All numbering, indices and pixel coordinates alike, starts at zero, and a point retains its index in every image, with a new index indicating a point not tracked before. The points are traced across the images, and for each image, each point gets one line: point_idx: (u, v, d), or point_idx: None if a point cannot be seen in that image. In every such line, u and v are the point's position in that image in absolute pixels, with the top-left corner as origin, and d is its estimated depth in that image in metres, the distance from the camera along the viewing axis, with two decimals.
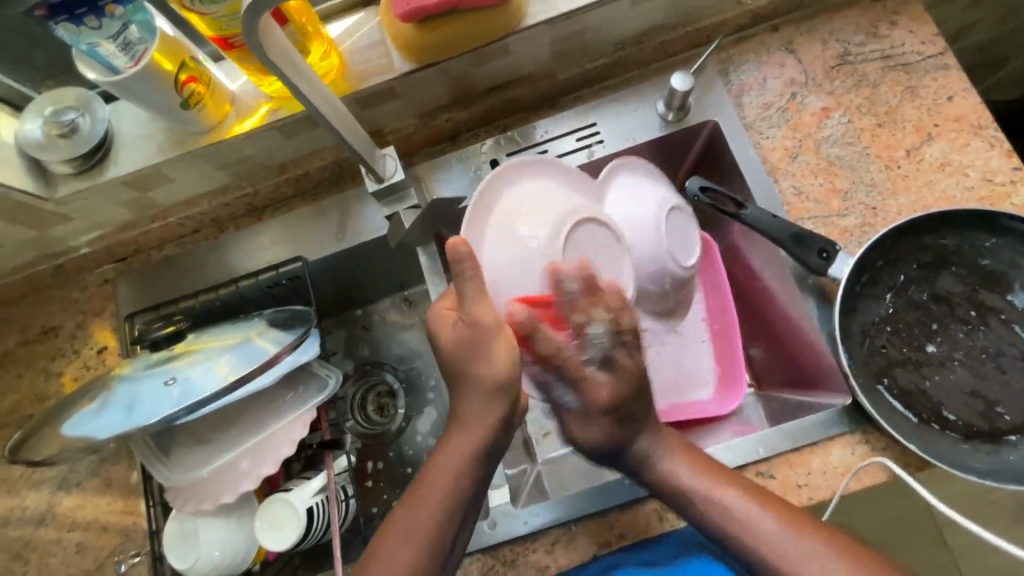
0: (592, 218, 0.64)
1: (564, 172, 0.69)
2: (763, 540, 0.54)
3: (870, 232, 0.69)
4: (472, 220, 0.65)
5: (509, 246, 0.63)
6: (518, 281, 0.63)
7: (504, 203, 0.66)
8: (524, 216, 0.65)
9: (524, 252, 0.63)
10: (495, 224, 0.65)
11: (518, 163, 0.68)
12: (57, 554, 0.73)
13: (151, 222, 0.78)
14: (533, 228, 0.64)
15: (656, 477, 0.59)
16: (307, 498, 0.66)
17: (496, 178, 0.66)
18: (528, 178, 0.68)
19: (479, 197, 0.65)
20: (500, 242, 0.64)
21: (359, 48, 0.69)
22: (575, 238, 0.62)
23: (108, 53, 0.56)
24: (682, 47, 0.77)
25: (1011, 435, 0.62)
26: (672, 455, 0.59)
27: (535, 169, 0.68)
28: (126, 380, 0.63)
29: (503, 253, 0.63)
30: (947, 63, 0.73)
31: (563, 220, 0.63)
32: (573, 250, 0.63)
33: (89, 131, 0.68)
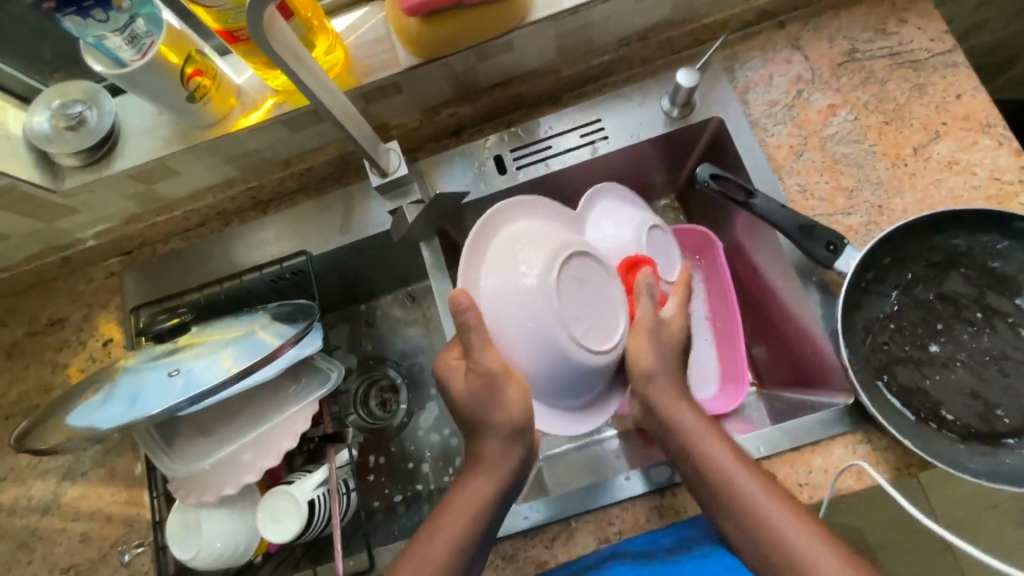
0: (582, 252, 0.63)
1: (548, 210, 0.70)
2: (768, 534, 0.53)
3: (875, 231, 0.68)
4: (468, 260, 0.65)
5: (503, 285, 0.63)
6: (515, 324, 0.62)
7: (497, 244, 0.67)
8: (518, 252, 0.65)
9: (518, 292, 0.62)
10: (489, 266, 0.65)
11: (514, 201, 0.68)
12: (62, 543, 0.74)
13: (156, 216, 0.79)
14: (525, 265, 0.63)
15: (684, 454, 0.59)
16: (309, 491, 0.66)
17: (488, 220, 0.67)
18: (518, 216, 0.68)
19: (470, 242, 0.65)
20: (495, 279, 0.64)
21: (363, 42, 0.69)
22: (566, 273, 0.62)
23: (115, 46, 0.57)
24: (687, 43, 0.77)
25: (1009, 438, 0.61)
26: (707, 435, 0.59)
27: (524, 209, 0.68)
28: (131, 371, 0.63)
29: (498, 296, 0.63)
30: (956, 61, 0.72)
31: (554, 256, 0.63)
32: (566, 287, 0.62)
33: (96, 124, 0.68)
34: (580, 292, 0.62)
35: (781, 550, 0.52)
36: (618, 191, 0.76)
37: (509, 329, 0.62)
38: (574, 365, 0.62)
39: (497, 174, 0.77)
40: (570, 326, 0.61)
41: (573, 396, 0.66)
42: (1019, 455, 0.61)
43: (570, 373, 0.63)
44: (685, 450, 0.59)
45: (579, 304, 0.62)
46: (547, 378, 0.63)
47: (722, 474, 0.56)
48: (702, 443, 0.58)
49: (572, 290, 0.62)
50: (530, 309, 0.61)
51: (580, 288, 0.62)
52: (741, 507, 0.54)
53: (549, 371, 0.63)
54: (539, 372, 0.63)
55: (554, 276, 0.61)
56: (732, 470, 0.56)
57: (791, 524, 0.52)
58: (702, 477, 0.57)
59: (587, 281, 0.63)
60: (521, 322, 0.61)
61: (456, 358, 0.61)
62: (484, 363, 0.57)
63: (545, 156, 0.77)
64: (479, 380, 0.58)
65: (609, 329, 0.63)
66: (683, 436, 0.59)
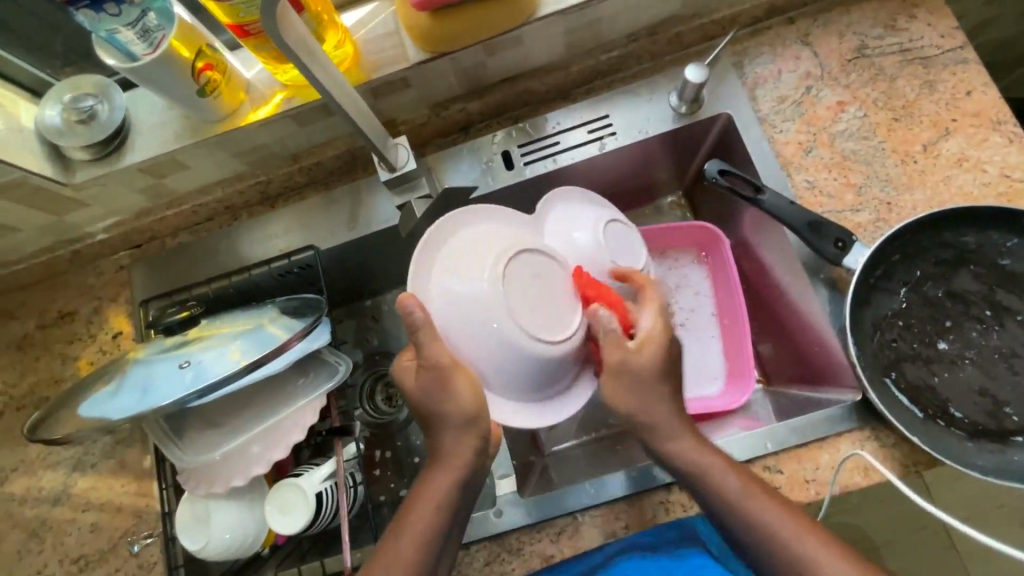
0: (529, 249, 0.62)
1: (496, 213, 0.66)
2: (790, 559, 0.52)
3: (884, 227, 0.68)
4: (416, 269, 0.62)
5: (453, 291, 0.61)
6: (470, 326, 0.60)
7: (447, 248, 0.63)
8: (470, 255, 0.62)
9: (470, 293, 0.60)
10: (441, 271, 0.62)
11: (462, 209, 0.65)
12: (72, 534, 0.74)
13: (166, 210, 0.79)
14: (476, 267, 0.61)
15: (694, 487, 0.57)
16: (317, 483, 0.67)
17: (435, 230, 0.64)
18: (468, 219, 0.65)
19: (418, 251, 0.62)
20: (444, 286, 0.61)
21: (373, 37, 0.69)
22: (515, 272, 0.60)
23: (127, 40, 0.57)
24: (696, 39, 0.77)
25: (1018, 436, 0.61)
26: (714, 464, 0.57)
27: (473, 215, 0.65)
28: (142, 362, 0.64)
29: (449, 303, 0.60)
30: (967, 57, 0.72)
31: (502, 252, 0.61)
32: (516, 283, 0.60)
33: (107, 118, 0.69)
34: (530, 287, 0.61)
35: (769, 543, 0.53)
36: (575, 194, 0.72)
37: (464, 336, 0.60)
38: (535, 360, 0.61)
39: (505, 169, 0.77)
40: (526, 321, 0.60)
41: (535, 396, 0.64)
42: None
43: (529, 373, 0.61)
44: (694, 484, 0.57)
45: (531, 300, 0.61)
46: (509, 378, 0.61)
47: (736, 504, 0.55)
48: (709, 475, 0.56)
49: (523, 287, 0.61)
50: (483, 309, 0.59)
51: (532, 282, 0.61)
52: (760, 538, 0.54)
53: (510, 370, 0.61)
54: (499, 371, 0.61)
55: (503, 274, 0.60)
56: (747, 502, 0.55)
57: (784, 524, 0.53)
58: (719, 509, 0.56)
59: (538, 276, 0.62)
60: (475, 323, 0.59)
61: (409, 360, 0.61)
62: (432, 357, 0.57)
63: (553, 151, 0.77)
64: (426, 374, 0.58)
65: (562, 325, 0.62)
66: (690, 470, 0.57)
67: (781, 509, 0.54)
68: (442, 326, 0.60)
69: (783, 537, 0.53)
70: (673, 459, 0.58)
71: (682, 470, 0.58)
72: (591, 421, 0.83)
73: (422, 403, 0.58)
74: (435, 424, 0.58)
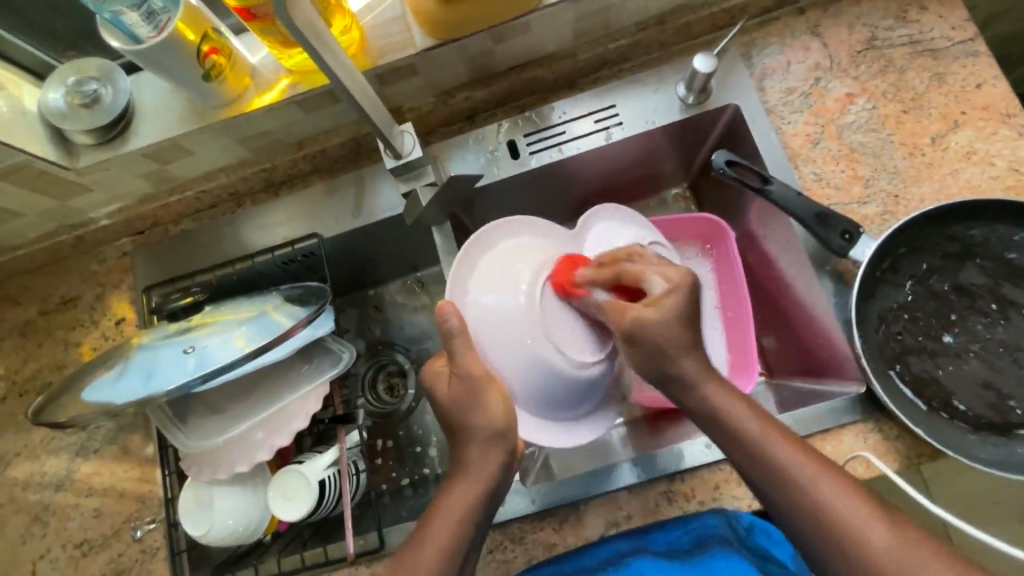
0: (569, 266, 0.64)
1: (536, 227, 0.69)
2: (815, 508, 0.50)
3: (891, 220, 0.68)
4: (457, 277, 0.65)
5: (490, 299, 0.63)
6: (505, 334, 0.61)
7: (487, 258, 0.66)
8: (509, 267, 0.65)
9: (505, 304, 0.62)
10: (480, 280, 0.65)
11: (504, 221, 0.68)
12: (75, 518, 0.75)
13: (169, 195, 0.79)
14: (513, 279, 0.64)
15: (745, 460, 0.54)
16: (320, 470, 0.67)
17: (477, 239, 0.67)
18: (510, 233, 0.68)
19: (459, 261, 0.66)
20: (481, 295, 0.64)
21: (380, 23, 0.69)
22: (554, 288, 0.62)
23: (133, 22, 0.56)
24: (705, 29, 0.76)
25: (1021, 429, 0.61)
26: (774, 439, 0.53)
27: (514, 229, 0.68)
28: (147, 347, 0.64)
29: (487, 311, 0.63)
30: (977, 50, 0.71)
31: (538, 268, 0.64)
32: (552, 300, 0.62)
33: (110, 102, 0.68)
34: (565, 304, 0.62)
35: (794, 490, 0.51)
36: (614, 212, 0.74)
37: (497, 344, 0.61)
38: (561, 376, 0.62)
39: (510, 159, 0.77)
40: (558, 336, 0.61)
41: (564, 410, 0.65)
42: None
43: (557, 387, 0.62)
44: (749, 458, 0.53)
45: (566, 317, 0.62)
46: (534, 393, 0.62)
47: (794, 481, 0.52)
48: (767, 449, 0.53)
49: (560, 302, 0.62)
50: (518, 321, 0.61)
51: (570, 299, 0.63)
52: (818, 517, 0.50)
53: (536, 383, 0.62)
54: (526, 385, 0.62)
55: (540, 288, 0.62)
56: (789, 461, 0.52)
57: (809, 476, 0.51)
58: (754, 466, 0.53)
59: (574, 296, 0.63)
60: (507, 334, 0.61)
61: (442, 365, 0.62)
62: (466, 366, 0.58)
63: (559, 141, 0.77)
64: (460, 383, 0.58)
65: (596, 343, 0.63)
66: (747, 447, 0.53)
67: (839, 485, 0.51)
68: (475, 331, 0.62)
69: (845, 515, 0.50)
70: (725, 431, 0.55)
71: (735, 446, 0.54)
72: None
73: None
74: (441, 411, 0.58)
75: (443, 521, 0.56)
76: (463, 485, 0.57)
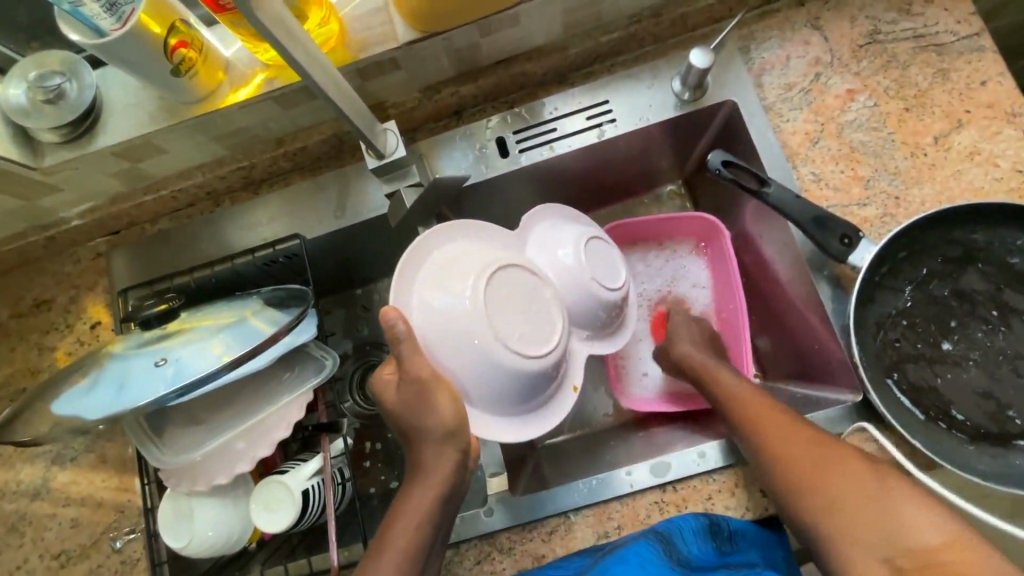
0: (513, 266, 0.62)
1: (476, 228, 0.65)
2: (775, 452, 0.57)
3: (891, 223, 0.66)
4: (400, 282, 0.61)
5: (438, 304, 0.60)
6: (457, 339, 0.59)
7: (430, 264, 0.62)
8: (455, 270, 0.61)
9: (456, 308, 0.59)
10: (423, 285, 0.61)
11: (447, 225, 0.64)
12: (52, 528, 0.73)
13: (144, 195, 0.76)
14: (461, 282, 0.60)
15: (767, 440, 0.58)
16: (304, 480, 0.65)
17: (420, 242, 0.63)
18: (452, 236, 0.64)
19: (401, 266, 0.61)
20: (427, 300, 0.60)
21: (360, 14, 0.65)
22: (496, 290, 0.60)
23: (93, 13, 0.52)
24: (702, 21, 0.73)
25: (1020, 440, 0.60)
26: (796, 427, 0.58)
27: (458, 231, 0.64)
28: (118, 357, 0.61)
29: (436, 317, 0.59)
30: (983, 45, 0.68)
31: (483, 268, 0.61)
32: (500, 298, 0.60)
33: (76, 98, 0.65)
34: (512, 300, 0.60)
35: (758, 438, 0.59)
36: (554, 214, 0.71)
37: (450, 349, 0.59)
38: (516, 376, 0.60)
39: (499, 157, 0.74)
40: (509, 333, 0.59)
41: (523, 407, 0.63)
42: None
43: (514, 386, 0.61)
44: (776, 443, 0.58)
45: (514, 313, 0.60)
46: (492, 391, 0.61)
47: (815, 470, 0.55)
48: (755, 418, 0.61)
49: (507, 302, 0.60)
50: (466, 326, 0.59)
51: (516, 298, 0.61)
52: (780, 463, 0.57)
53: (493, 384, 0.60)
54: (483, 387, 0.60)
55: (485, 288, 0.59)
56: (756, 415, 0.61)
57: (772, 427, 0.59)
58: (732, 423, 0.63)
59: (520, 290, 0.61)
60: (456, 340, 0.59)
61: (391, 372, 0.61)
62: (414, 371, 0.56)
63: (550, 138, 0.74)
64: (408, 387, 0.57)
65: (548, 339, 0.61)
66: (768, 442, 0.58)
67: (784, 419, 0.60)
68: (424, 342, 0.59)
69: (785, 439, 0.58)
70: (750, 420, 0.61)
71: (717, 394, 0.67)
72: (583, 417, 0.83)
73: (413, 402, 0.57)
74: (425, 425, 0.57)
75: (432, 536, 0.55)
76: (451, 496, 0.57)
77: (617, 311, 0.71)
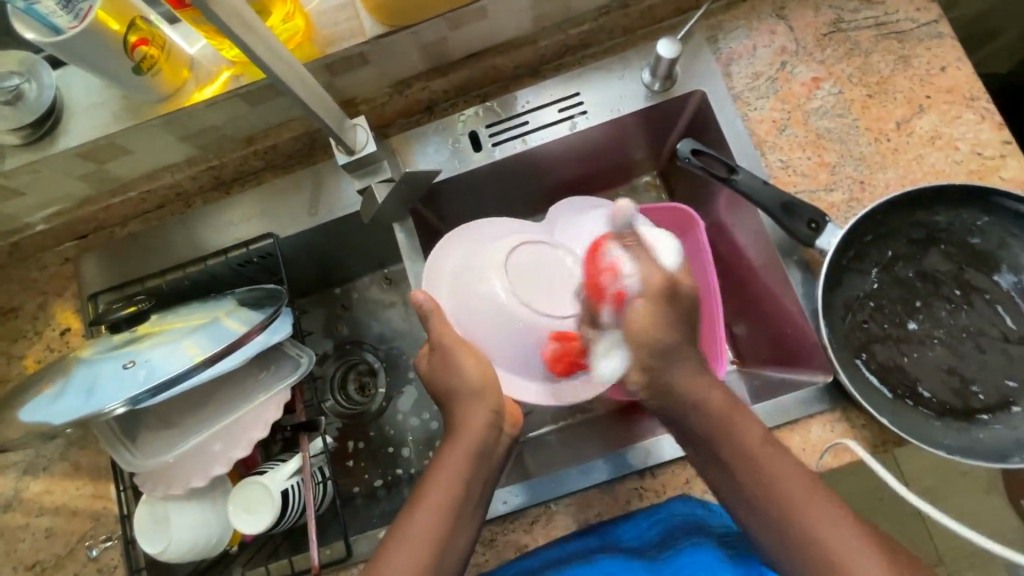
0: (528, 245, 0.68)
1: (499, 226, 0.73)
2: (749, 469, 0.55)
3: (857, 207, 0.67)
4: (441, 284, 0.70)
5: (471, 294, 0.67)
6: (496, 320, 0.66)
7: (458, 264, 0.70)
8: (480, 261, 0.69)
9: (487, 294, 0.66)
10: (456, 283, 0.69)
11: (468, 229, 0.72)
12: (26, 540, 0.71)
13: (111, 197, 0.74)
14: (486, 272, 0.67)
15: (725, 453, 0.56)
16: (282, 480, 0.65)
17: (445, 245, 0.71)
18: (477, 236, 0.72)
19: (436, 268, 0.70)
20: (463, 293, 0.68)
21: (327, 9, 0.64)
22: (520, 271, 0.67)
23: (48, 11, 0.52)
24: (670, 12, 0.74)
25: (983, 414, 0.62)
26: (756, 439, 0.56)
27: (483, 232, 0.72)
28: (86, 362, 0.60)
29: (474, 307, 0.67)
30: (941, 32, 0.70)
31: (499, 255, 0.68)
32: (522, 276, 0.67)
33: (35, 99, 0.64)
34: (533, 274, 0.67)
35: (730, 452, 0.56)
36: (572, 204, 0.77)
37: (492, 330, 0.66)
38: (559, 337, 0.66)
39: (472, 150, 0.74)
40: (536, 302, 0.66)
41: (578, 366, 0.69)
42: (992, 430, 0.61)
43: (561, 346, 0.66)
44: (735, 459, 0.56)
45: (538, 284, 0.67)
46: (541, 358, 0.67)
47: (773, 488, 0.54)
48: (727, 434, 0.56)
49: (531, 278, 0.67)
50: (498, 307, 0.66)
51: (537, 272, 0.67)
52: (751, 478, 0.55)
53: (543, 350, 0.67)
54: (533, 355, 0.67)
55: (505, 269, 0.67)
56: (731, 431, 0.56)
57: (746, 440, 0.56)
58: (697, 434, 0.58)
59: (540, 265, 0.68)
60: (489, 317, 0.66)
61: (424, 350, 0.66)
62: None
63: (523, 131, 0.74)
64: None
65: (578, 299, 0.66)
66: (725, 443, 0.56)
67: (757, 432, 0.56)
68: (469, 330, 0.67)
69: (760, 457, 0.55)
70: (711, 427, 0.57)
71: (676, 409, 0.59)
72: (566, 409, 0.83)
73: (441, 370, 0.62)
74: (459, 382, 0.61)
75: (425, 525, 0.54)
76: (446, 486, 0.56)
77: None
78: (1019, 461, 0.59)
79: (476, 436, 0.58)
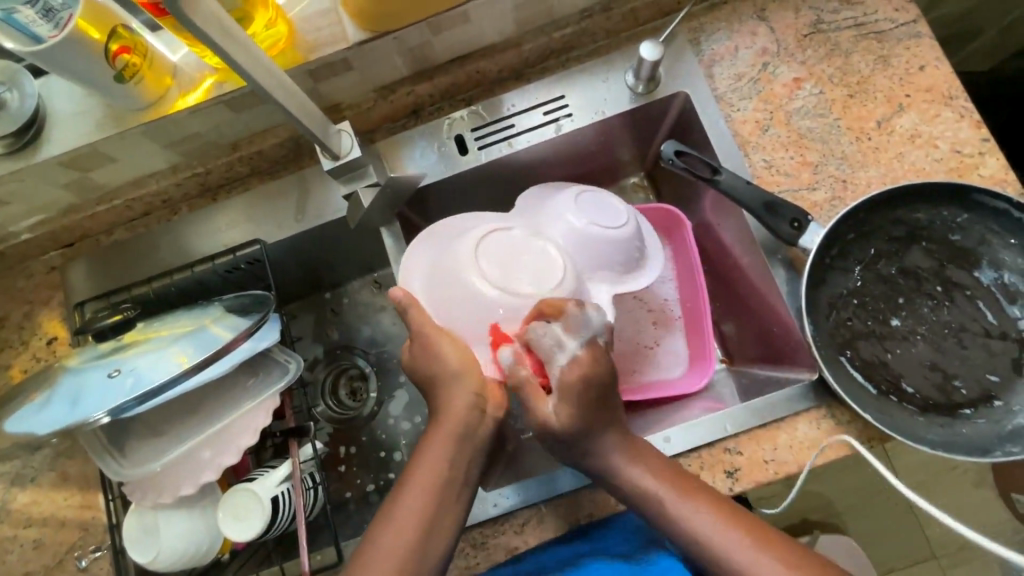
0: (496, 230, 0.66)
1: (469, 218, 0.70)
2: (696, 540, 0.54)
3: (840, 206, 0.68)
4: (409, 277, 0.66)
5: (440, 284, 0.64)
6: (466, 305, 0.63)
7: (429, 255, 0.67)
8: (447, 249, 0.66)
9: (456, 279, 0.63)
10: (427, 274, 0.66)
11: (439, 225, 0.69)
12: (14, 552, 0.71)
13: (96, 205, 0.74)
14: (453, 258, 0.65)
15: (660, 526, 0.56)
16: (271, 487, 0.64)
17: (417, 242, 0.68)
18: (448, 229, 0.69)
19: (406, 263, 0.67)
20: (432, 284, 0.65)
21: (310, 15, 0.65)
22: (488, 257, 0.64)
23: (28, 20, 0.52)
24: (653, 14, 0.75)
25: (965, 409, 0.62)
26: (677, 501, 0.55)
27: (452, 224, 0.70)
28: (73, 371, 0.60)
29: (444, 295, 0.64)
30: (920, 31, 0.71)
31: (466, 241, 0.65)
32: (491, 260, 0.64)
33: (17, 107, 0.64)
34: (504, 257, 0.64)
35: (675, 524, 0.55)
36: (544, 192, 0.75)
37: (464, 317, 0.63)
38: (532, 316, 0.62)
39: (459, 154, 0.74)
40: (514, 284, 0.62)
41: None
42: (975, 425, 0.62)
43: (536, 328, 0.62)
44: (675, 532, 0.55)
45: (507, 265, 0.64)
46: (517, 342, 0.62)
47: (719, 555, 0.53)
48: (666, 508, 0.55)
49: (500, 260, 0.64)
50: (467, 292, 0.63)
51: (507, 254, 0.64)
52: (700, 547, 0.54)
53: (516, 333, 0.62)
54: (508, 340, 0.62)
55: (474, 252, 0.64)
56: (671, 504, 0.55)
57: (688, 511, 0.55)
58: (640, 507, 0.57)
59: (510, 249, 0.65)
60: (467, 305, 0.63)
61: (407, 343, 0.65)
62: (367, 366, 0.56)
63: (508, 135, 0.74)
64: None
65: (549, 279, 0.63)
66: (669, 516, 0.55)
67: (696, 500, 0.55)
68: (441, 319, 0.63)
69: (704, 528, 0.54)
70: (638, 498, 0.57)
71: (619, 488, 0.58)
72: None
73: (421, 363, 0.61)
74: (435, 371, 0.60)
75: (412, 519, 0.55)
76: (433, 491, 0.56)
77: (630, 247, 0.70)
78: (1001, 454, 0.60)
79: (466, 439, 0.58)
